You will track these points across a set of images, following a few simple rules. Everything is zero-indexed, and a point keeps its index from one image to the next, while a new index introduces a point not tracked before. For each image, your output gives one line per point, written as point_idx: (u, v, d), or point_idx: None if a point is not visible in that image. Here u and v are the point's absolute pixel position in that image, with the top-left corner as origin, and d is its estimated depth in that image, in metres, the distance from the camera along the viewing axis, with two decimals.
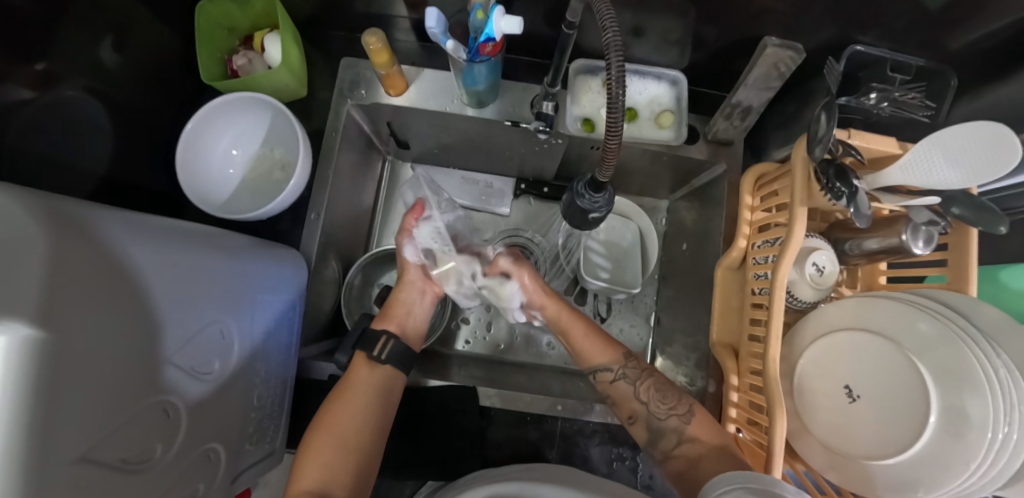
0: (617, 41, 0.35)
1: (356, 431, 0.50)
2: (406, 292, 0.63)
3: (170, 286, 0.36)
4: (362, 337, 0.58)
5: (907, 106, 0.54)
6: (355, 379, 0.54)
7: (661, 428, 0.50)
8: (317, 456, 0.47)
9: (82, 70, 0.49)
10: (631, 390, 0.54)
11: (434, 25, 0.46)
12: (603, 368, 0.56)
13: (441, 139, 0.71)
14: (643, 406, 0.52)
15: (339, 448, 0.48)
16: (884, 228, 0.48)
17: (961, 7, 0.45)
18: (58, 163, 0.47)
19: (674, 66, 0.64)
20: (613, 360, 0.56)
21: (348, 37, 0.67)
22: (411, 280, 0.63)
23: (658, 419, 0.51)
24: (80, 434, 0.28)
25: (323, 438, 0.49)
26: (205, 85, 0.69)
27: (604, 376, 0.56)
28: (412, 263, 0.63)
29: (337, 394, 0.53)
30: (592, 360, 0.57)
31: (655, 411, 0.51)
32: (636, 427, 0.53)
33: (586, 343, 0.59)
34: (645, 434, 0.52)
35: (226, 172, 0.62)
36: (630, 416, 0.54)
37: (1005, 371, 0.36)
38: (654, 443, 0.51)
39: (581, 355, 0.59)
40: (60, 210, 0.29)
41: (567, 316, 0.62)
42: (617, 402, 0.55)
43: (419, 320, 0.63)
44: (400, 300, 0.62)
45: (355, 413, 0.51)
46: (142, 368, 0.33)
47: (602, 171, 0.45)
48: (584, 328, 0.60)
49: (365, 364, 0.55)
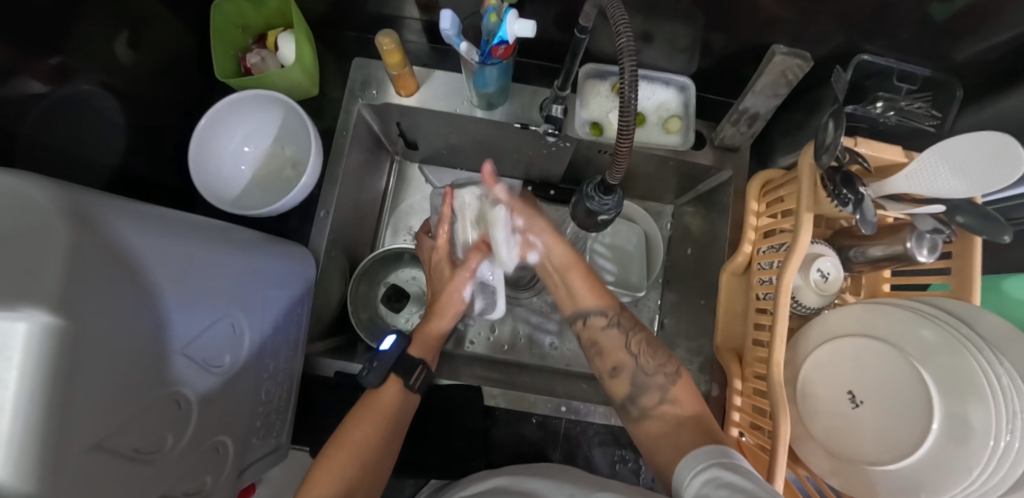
0: (630, 45, 0.36)
1: (379, 448, 0.50)
2: (438, 322, 0.60)
3: (184, 277, 0.36)
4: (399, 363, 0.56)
5: (913, 115, 0.54)
6: (383, 398, 0.54)
7: (646, 384, 0.49)
8: (332, 465, 0.47)
9: (98, 65, 0.50)
10: (622, 340, 0.53)
11: (448, 27, 0.47)
12: (597, 313, 0.55)
13: (449, 139, 0.71)
14: (632, 357, 0.51)
15: (355, 462, 0.48)
16: (890, 236, 0.48)
17: (968, 18, 0.46)
18: (74, 155, 0.47)
19: (682, 72, 0.65)
20: (608, 306, 0.55)
21: (360, 38, 0.68)
22: (450, 311, 0.61)
23: (645, 374, 0.50)
24: (95, 422, 0.28)
25: (345, 450, 0.48)
26: (218, 83, 0.69)
27: (596, 321, 0.55)
28: (461, 299, 0.60)
29: (363, 407, 0.53)
30: (587, 302, 0.56)
31: (644, 365, 0.50)
32: (618, 380, 0.51)
33: (584, 286, 0.57)
34: (627, 388, 0.51)
35: (238, 168, 0.63)
36: (615, 367, 0.52)
37: (1008, 380, 0.36)
38: (634, 398, 0.50)
39: (577, 298, 0.57)
40: (83, 198, 0.29)
41: (569, 259, 0.59)
42: (604, 350, 0.53)
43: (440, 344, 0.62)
44: (433, 327, 0.60)
45: (378, 430, 0.51)
46: (155, 358, 0.34)
47: (613, 174, 0.46)
48: (584, 271, 0.58)
49: (398, 384, 0.55)
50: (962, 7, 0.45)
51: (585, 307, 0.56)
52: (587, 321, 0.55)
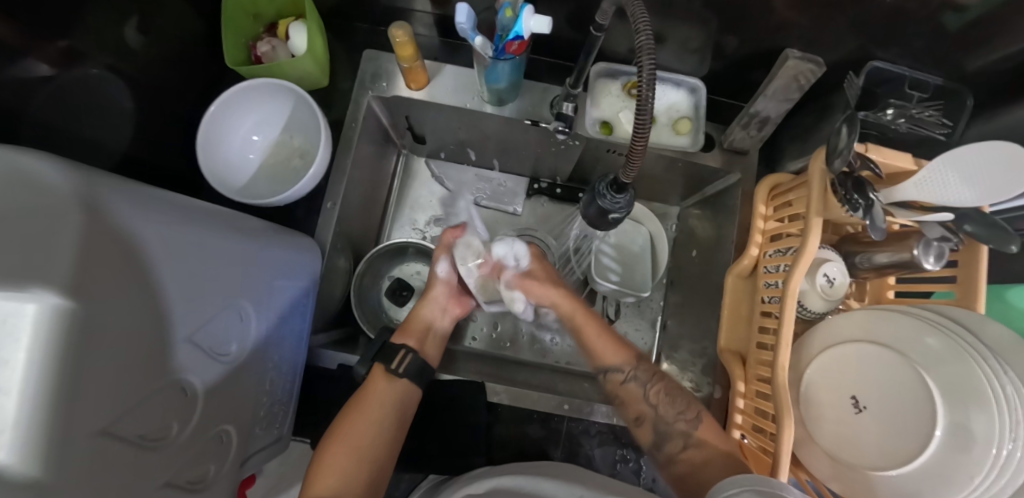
0: (649, 43, 0.35)
1: (374, 438, 0.51)
2: (431, 303, 0.64)
3: (193, 265, 0.36)
4: (382, 351, 0.58)
5: (924, 124, 0.53)
6: (371, 391, 0.54)
7: (668, 432, 0.52)
8: (330, 461, 0.49)
9: (107, 49, 0.49)
10: (641, 391, 0.55)
11: (464, 21, 0.46)
12: (616, 369, 0.57)
13: (458, 135, 0.71)
14: (651, 407, 0.54)
15: (353, 456, 0.49)
16: (896, 243, 0.49)
17: (982, 28, 0.46)
18: (80, 140, 0.47)
19: (694, 74, 0.65)
20: (626, 361, 0.57)
21: (371, 29, 0.67)
22: (435, 296, 0.65)
23: (666, 422, 0.52)
24: (103, 407, 0.28)
25: (339, 446, 0.50)
26: (226, 71, 0.69)
27: (616, 376, 0.56)
28: (440, 279, 0.65)
29: (354, 401, 0.53)
30: (610, 359, 0.57)
31: (664, 415, 0.53)
32: (642, 429, 0.54)
33: (603, 342, 0.59)
34: (652, 436, 0.53)
35: (245, 156, 0.63)
36: (637, 417, 0.54)
37: (1012, 389, 0.37)
38: (659, 446, 0.52)
39: (598, 354, 0.58)
40: (97, 182, 0.29)
41: (581, 316, 0.62)
42: (625, 401, 0.56)
43: (439, 334, 0.64)
44: (420, 316, 0.63)
45: (374, 424, 0.52)
46: (163, 345, 0.33)
47: (626, 173, 0.46)
48: (599, 327, 0.60)
49: (384, 377, 0.55)
50: (976, 17, 0.45)
51: (608, 363, 0.58)
52: (607, 376, 0.57)
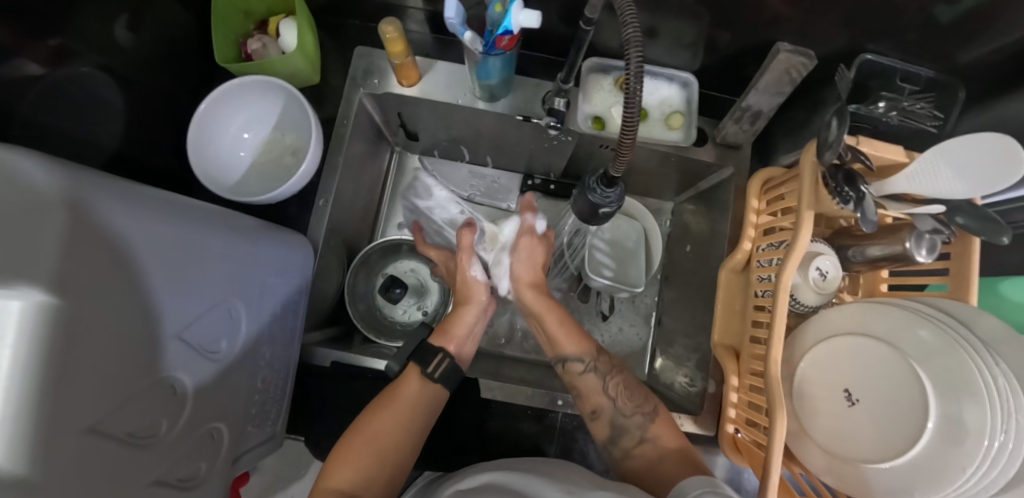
0: (637, 36, 0.35)
1: (398, 439, 0.48)
2: (468, 306, 0.62)
3: (180, 263, 0.36)
4: (417, 351, 0.56)
5: (915, 116, 0.54)
6: (404, 390, 0.52)
7: (625, 425, 0.51)
8: (350, 454, 0.46)
9: (97, 48, 0.49)
10: (599, 384, 0.54)
11: (453, 16, 0.46)
12: (575, 359, 0.55)
13: (450, 131, 0.71)
14: (609, 401, 0.53)
15: (376, 454, 0.46)
16: (889, 236, 0.48)
17: (974, 20, 0.46)
18: (70, 138, 0.47)
19: (686, 69, 0.65)
20: (586, 352, 0.56)
21: (363, 26, 0.67)
22: (478, 299, 0.63)
23: (623, 416, 0.51)
24: (90, 405, 0.28)
25: (362, 441, 0.47)
26: (218, 69, 0.69)
27: (574, 367, 0.55)
28: (478, 280, 0.63)
29: (384, 399, 0.51)
30: (568, 348, 0.56)
31: (622, 408, 0.52)
32: (598, 423, 0.53)
33: (563, 332, 0.58)
34: (607, 430, 0.52)
35: (236, 154, 0.63)
36: (594, 410, 0.53)
37: (1004, 380, 0.37)
38: (615, 439, 0.51)
39: (557, 343, 0.58)
40: (83, 178, 0.29)
41: (542, 306, 0.60)
42: (582, 395, 0.55)
43: (473, 337, 0.62)
44: (462, 320, 0.61)
45: (400, 423, 0.49)
46: (150, 343, 0.33)
47: (616, 167, 0.46)
48: (561, 316, 0.59)
49: (417, 378, 0.53)
50: (967, 9, 0.45)
51: (565, 353, 0.56)
52: (565, 366, 0.56)
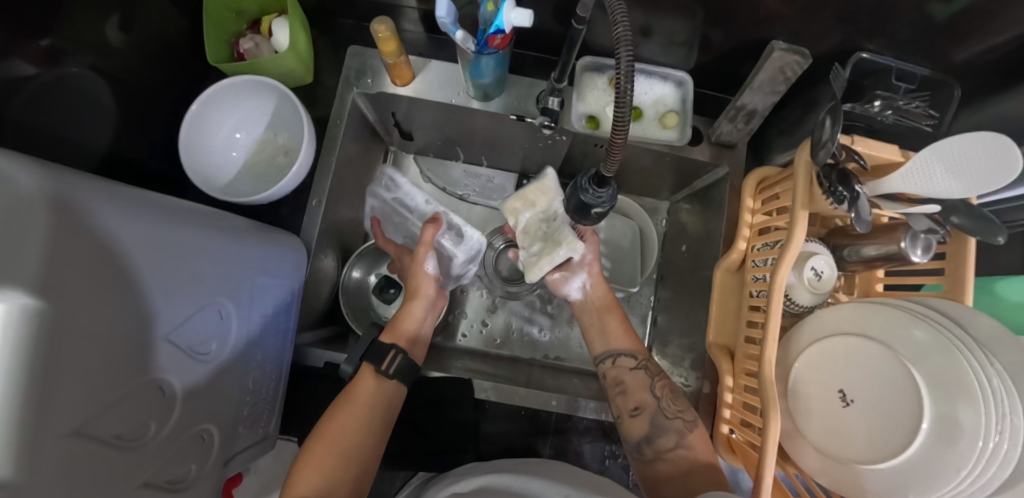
0: (627, 36, 0.35)
1: (360, 440, 0.49)
2: (414, 305, 0.62)
3: (168, 263, 0.35)
4: (370, 350, 0.55)
5: (910, 115, 0.53)
6: (360, 390, 0.52)
7: (667, 426, 0.51)
8: (314, 461, 0.46)
9: (88, 48, 0.49)
10: (648, 381, 0.55)
11: (445, 15, 0.46)
12: (627, 354, 0.58)
13: (445, 131, 0.71)
14: (655, 399, 0.53)
15: (338, 456, 0.46)
16: (884, 235, 0.48)
17: (969, 18, 0.45)
18: (61, 140, 0.46)
19: (681, 67, 0.65)
20: (636, 350, 0.58)
21: (356, 25, 0.67)
22: (425, 292, 0.62)
23: (665, 417, 0.51)
24: (75, 408, 0.28)
25: (324, 446, 0.47)
26: (210, 68, 0.68)
27: (625, 362, 0.57)
28: (428, 275, 0.63)
29: (340, 401, 0.51)
30: (620, 343, 0.59)
31: (665, 408, 0.52)
32: (637, 419, 0.52)
33: (619, 328, 0.61)
34: (646, 429, 0.52)
35: (229, 154, 0.62)
36: (636, 406, 0.53)
37: (998, 380, 0.36)
38: (651, 440, 0.51)
39: (610, 337, 0.60)
40: (67, 177, 0.28)
41: (608, 301, 0.63)
42: (628, 389, 0.55)
43: (425, 336, 0.62)
44: (411, 315, 0.61)
45: (361, 423, 0.49)
46: (139, 344, 0.33)
47: (608, 166, 0.45)
48: (620, 316, 0.62)
49: (372, 376, 0.53)
50: (962, 8, 0.44)
51: (616, 348, 0.59)
52: (615, 361, 0.58)
